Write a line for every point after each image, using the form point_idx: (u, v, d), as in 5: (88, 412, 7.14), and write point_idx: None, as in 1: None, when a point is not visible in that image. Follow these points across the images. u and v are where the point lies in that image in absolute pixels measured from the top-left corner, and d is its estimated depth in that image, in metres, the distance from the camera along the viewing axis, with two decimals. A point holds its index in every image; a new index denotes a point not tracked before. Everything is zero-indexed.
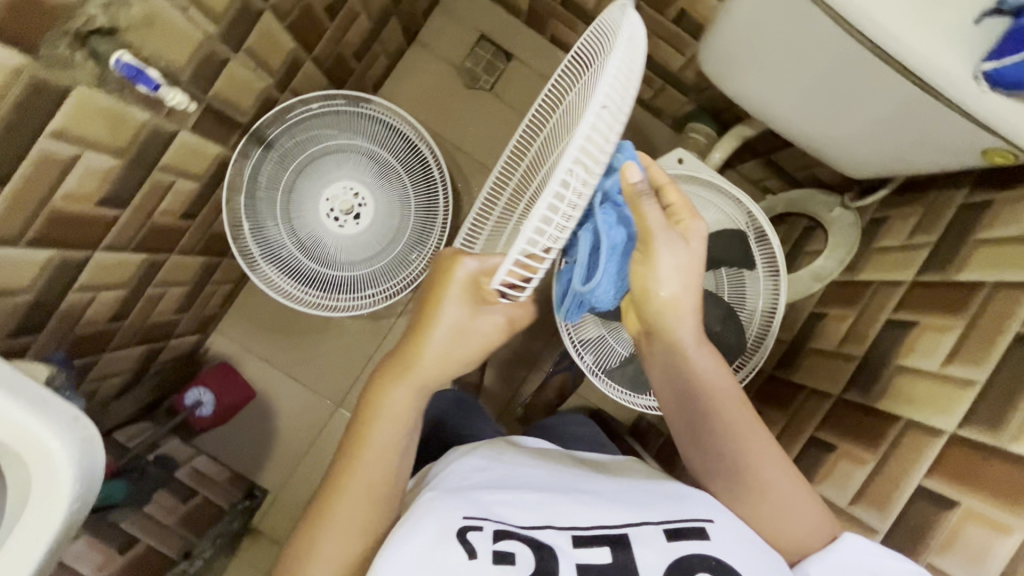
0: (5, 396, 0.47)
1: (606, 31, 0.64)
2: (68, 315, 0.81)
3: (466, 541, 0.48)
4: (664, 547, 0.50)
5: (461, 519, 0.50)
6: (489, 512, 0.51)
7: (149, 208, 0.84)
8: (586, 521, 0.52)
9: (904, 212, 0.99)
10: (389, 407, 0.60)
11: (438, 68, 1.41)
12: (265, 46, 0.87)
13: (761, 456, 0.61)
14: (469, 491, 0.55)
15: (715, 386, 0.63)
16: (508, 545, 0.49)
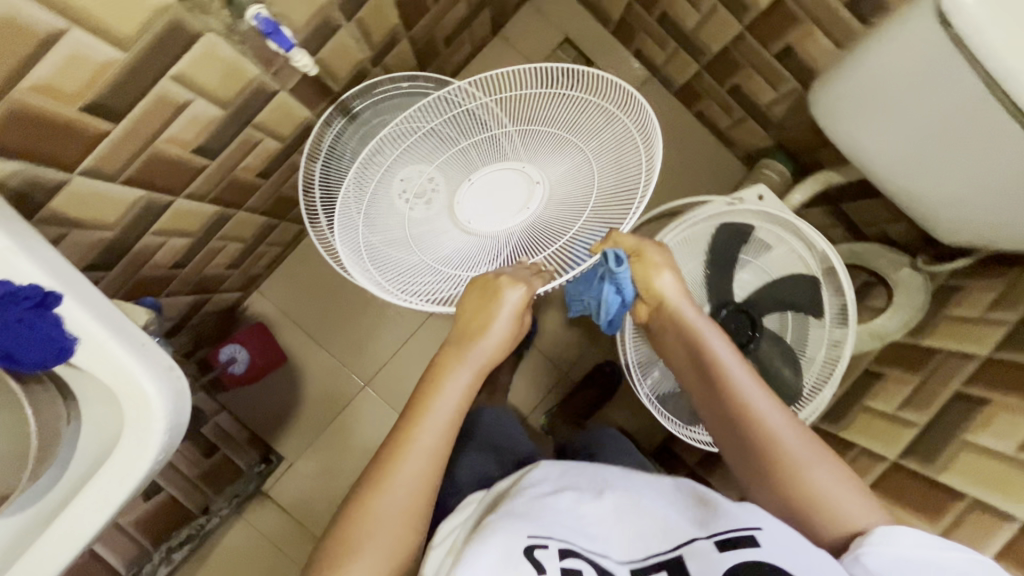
0: (111, 338, 0.47)
1: (610, 93, 0.75)
2: (139, 256, 0.81)
3: (535, 560, 0.48)
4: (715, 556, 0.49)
5: (525, 537, 0.50)
6: (553, 529, 0.51)
7: (233, 162, 0.83)
8: (643, 550, 0.52)
9: (981, 284, 0.97)
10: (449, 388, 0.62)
11: (517, 65, 1.39)
12: (372, 19, 0.86)
13: (798, 439, 0.60)
14: (530, 507, 0.54)
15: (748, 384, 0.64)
16: (575, 562, 0.48)
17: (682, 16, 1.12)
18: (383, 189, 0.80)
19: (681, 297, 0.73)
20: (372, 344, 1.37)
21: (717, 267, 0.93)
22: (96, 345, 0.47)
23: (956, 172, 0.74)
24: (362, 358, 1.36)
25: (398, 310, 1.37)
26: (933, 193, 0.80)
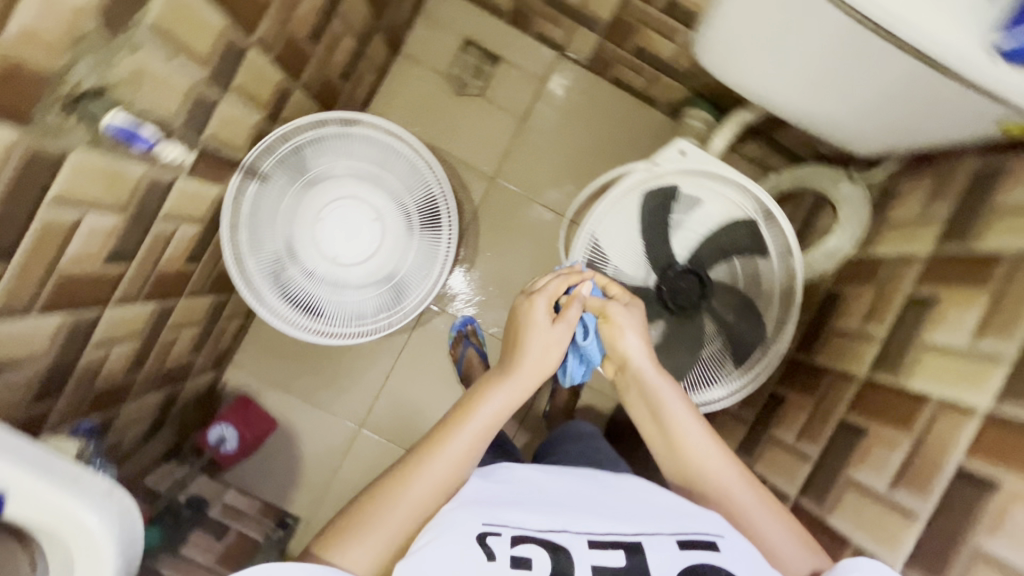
0: (37, 478, 0.47)
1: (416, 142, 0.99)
2: (86, 373, 0.82)
3: (486, 545, 0.57)
4: (676, 554, 0.59)
5: (480, 525, 0.59)
6: (505, 520, 0.60)
7: (155, 257, 0.83)
8: (602, 528, 0.61)
9: (914, 183, 0.97)
10: (487, 405, 0.73)
11: (427, 79, 1.39)
12: (254, 82, 0.85)
13: (735, 488, 0.72)
14: (486, 507, 0.62)
15: (698, 441, 0.76)
16: (524, 550, 0.58)
17: None
18: (262, 245, 0.96)
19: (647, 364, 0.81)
20: (357, 385, 1.38)
21: (654, 237, 0.94)
22: (19, 488, 0.47)
23: (843, 85, 0.79)
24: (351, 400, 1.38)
25: (373, 346, 1.38)
26: (841, 111, 0.84)
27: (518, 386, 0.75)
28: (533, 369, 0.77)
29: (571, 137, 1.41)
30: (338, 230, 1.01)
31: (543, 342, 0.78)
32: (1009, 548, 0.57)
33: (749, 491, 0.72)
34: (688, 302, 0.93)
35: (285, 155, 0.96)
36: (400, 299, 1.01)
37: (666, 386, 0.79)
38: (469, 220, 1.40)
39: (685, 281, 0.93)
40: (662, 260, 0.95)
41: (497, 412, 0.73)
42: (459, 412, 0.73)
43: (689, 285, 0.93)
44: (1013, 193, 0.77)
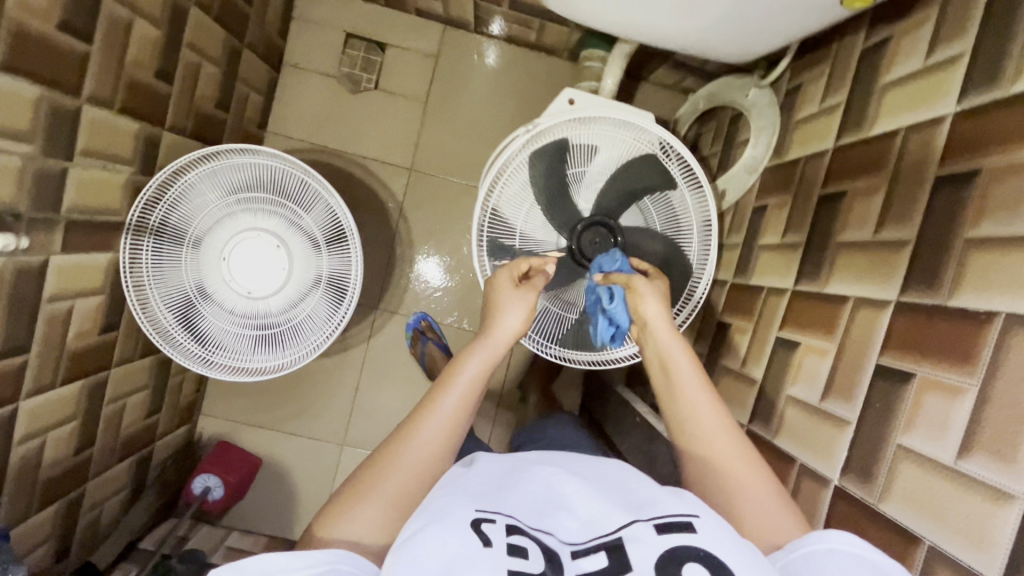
0: None
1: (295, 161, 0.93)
2: (23, 467, 0.83)
3: (480, 531, 0.45)
4: (654, 541, 0.46)
5: (473, 511, 0.47)
6: (501, 507, 0.48)
7: (57, 339, 0.83)
8: (588, 532, 0.48)
9: (813, 74, 0.92)
10: (464, 376, 0.65)
11: (318, 84, 1.34)
12: (104, 139, 0.82)
13: (733, 452, 0.60)
14: (483, 488, 0.50)
15: (700, 401, 0.64)
16: (519, 540, 0.45)
17: None
18: (174, 296, 0.95)
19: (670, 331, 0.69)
20: (329, 404, 1.38)
21: (554, 197, 0.91)
22: None
23: (686, 2, 0.69)
24: (327, 421, 1.38)
25: (335, 364, 1.37)
26: (692, 25, 0.74)
27: (496, 348, 0.69)
28: (507, 333, 0.71)
29: (478, 108, 1.36)
30: (248, 263, 0.98)
31: (521, 310, 0.75)
32: (927, 442, 0.54)
33: (751, 460, 0.60)
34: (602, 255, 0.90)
35: (169, 201, 0.92)
36: (325, 320, 0.99)
37: (682, 343, 0.68)
38: (398, 217, 1.37)
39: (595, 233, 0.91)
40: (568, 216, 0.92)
41: (481, 375, 0.66)
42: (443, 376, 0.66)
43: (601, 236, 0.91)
44: (900, 64, 0.72)
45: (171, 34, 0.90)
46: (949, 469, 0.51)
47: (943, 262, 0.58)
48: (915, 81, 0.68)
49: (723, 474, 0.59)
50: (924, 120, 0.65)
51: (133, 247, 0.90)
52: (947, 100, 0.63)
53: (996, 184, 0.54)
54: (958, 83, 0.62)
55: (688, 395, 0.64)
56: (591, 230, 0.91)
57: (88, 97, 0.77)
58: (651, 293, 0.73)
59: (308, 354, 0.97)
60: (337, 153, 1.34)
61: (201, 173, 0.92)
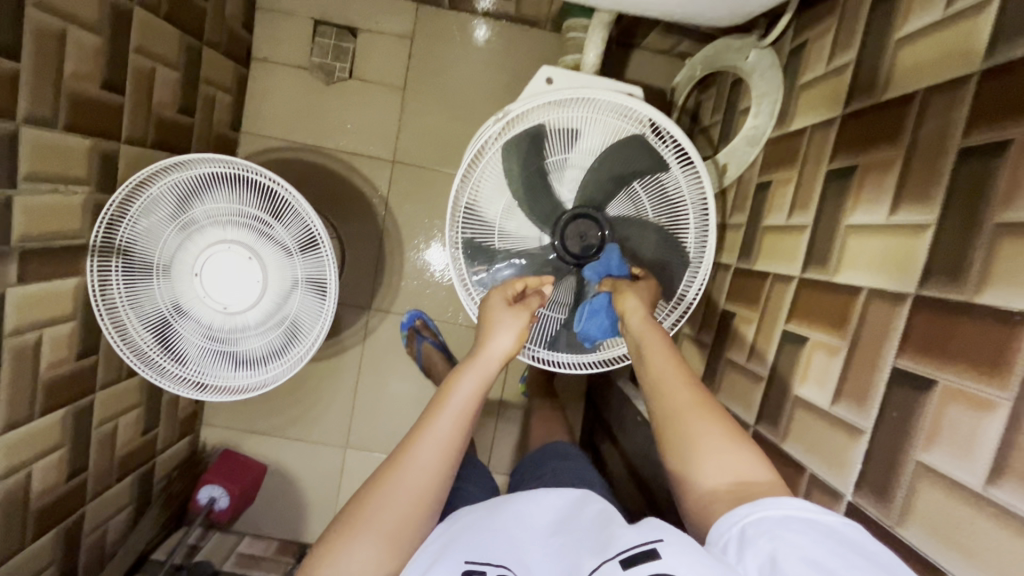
0: None
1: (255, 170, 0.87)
2: (10, 501, 0.82)
3: None
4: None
5: (463, 564, 0.47)
6: (494, 558, 0.47)
7: (28, 371, 0.81)
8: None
9: (819, 30, 0.81)
10: (457, 400, 0.57)
11: (290, 77, 1.27)
12: (50, 161, 0.78)
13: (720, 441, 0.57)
14: (481, 537, 0.49)
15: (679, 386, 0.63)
16: None
17: None
18: (148, 316, 0.91)
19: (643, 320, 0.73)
20: (329, 408, 1.36)
21: (533, 190, 0.84)
22: None
23: None
24: (329, 424, 1.36)
25: (331, 367, 1.34)
26: None
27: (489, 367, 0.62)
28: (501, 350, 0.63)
29: (460, 91, 1.28)
30: (220, 278, 0.93)
31: (516, 327, 0.65)
32: (950, 461, 0.47)
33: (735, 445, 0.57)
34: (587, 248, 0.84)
35: (132, 218, 0.88)
36: (306, 331, 0.95)
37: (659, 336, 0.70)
38: (384, 212, 1.31)
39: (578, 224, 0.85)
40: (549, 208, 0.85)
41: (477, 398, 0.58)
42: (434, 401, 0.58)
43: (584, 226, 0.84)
44: (916, 14, 0.62)
45: (113, 41, 0.84)
46: (976, 494, 0.44)
47: (969, 251, 0.50)
48: (934, 34, 0.59)
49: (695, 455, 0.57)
50: (945, 81, 0.56)
51: (99, 269, 0.87)
52: (972, 55, 0.53)
53: None
54: (986, 35, 0.52)
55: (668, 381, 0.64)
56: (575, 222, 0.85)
57: (23, 120, 0.72)
58: (632, 292, 0.76)
59: (292, 366, 0.95)
60: (315, 150, 1.28)
61: (163, 188, 0.88)
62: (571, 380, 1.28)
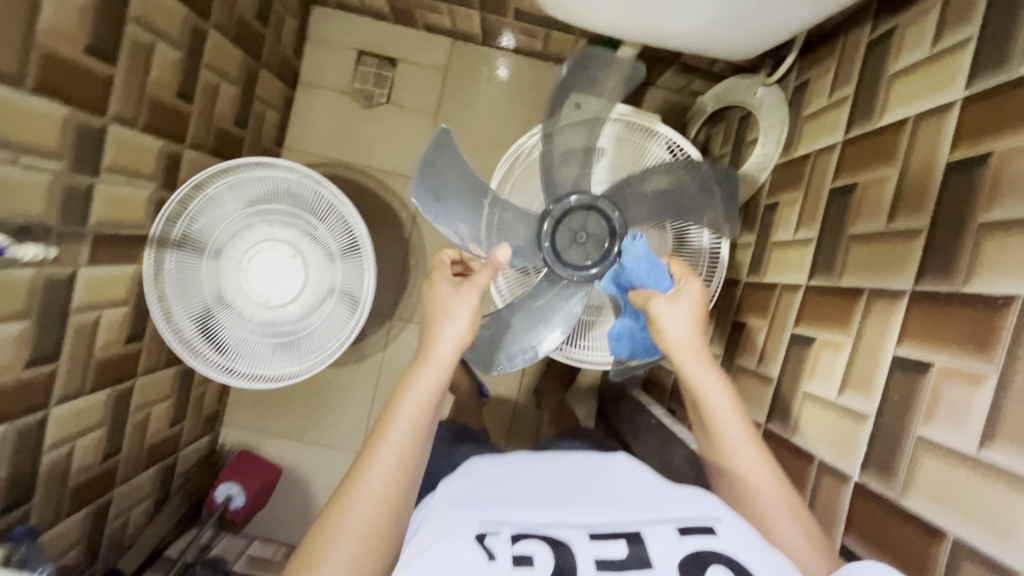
0: None
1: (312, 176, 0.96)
2: (52, 474, 0.85)
3: (485, 546, 0.43)
4: (676, 541, 0.45)
5: (477, 525, 0.45)
6: (502, 517, 0.46)
7: (84, 348, 0.86)
8: (600, 515, 0.47)
9: (820, 70, 0.91)
10: (399, 424, 0.58)
11: (331, 101, 1.37)
12: (128, 156, 0.86)
13: (756, 465, 0.59)
14: (484, 503, 0.48)
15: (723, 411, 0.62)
16: (526, 546, 0.44)
17: None
18: (194, 306, 0.97)
19: (675, 341, 0.67)
20: (347, 414, 1.39)
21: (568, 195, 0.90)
22: None
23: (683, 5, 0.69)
24: (345, 429, 1.39)
25: (351, 373, 1.39)
26: (692, 28, 0.74)
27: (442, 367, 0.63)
28: (450, 347, 0.64)
29: (487, 119, 1.39)
30: (265, 272, 1.00)
31: (466, 316, 0.67)
32: (948, 433, 0.52)
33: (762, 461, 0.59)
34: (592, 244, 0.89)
35: (186, 214, 0.95)
36: (343, 325, 1.02)
37: (693, 345, 0.66)
38: (411, 226, 1.38)
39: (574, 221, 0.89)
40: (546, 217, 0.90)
41: (431, 400, 0.60)
42: (386, 410, 0.60)
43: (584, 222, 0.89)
44: (907, 53, 0.71)
45: (190, 56, 0.94)
46: (971, 458, 0.50)
47: (960, 249, 0.56)
48: (922, 70, 0.68)
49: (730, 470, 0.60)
50: (934, 107, 0.64)
51: (154, 258, 0.93)
52: (955, 85, 0.62)
53: (1008, 167, 0.54)
54: (966, 68, 0.61)
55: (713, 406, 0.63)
56: (571, 221, 0.89)
57: (112, 117, 0.80)
58: (668, 310, 0.68)
59: (326, 357, 1.00)
60: (349, 167, 1.38)
61: (218, 189, 0.95)
62: (584, 393, 1.32)
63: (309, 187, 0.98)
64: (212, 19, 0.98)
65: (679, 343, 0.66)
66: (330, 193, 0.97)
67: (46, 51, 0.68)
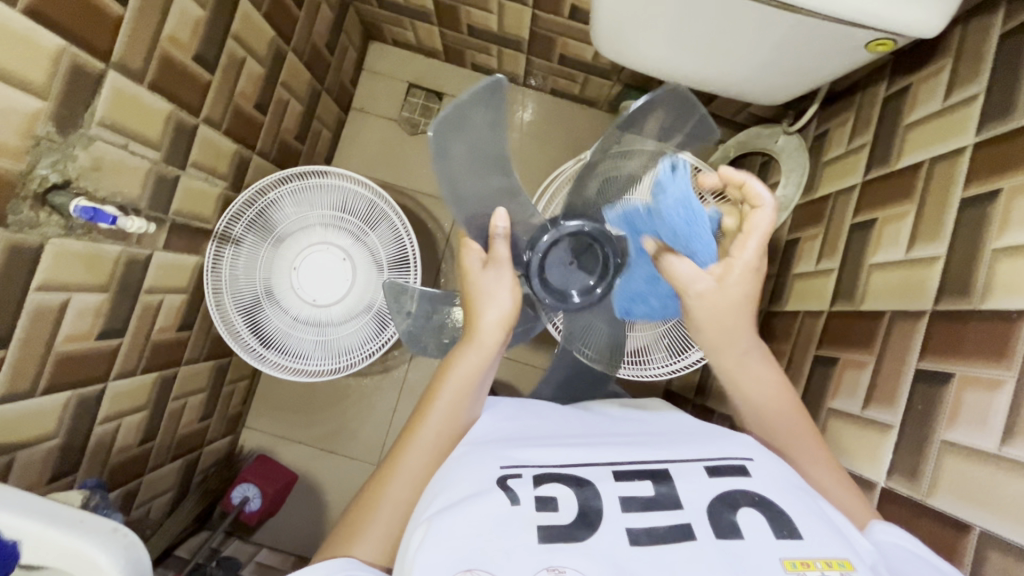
0: (49, 526, 0.52)
1: (371, 189, 1.03)
2: (99, 448, 0.88)
3: (507, 489, 0.49)
4: (706, 483, 0.51)
5: (499, 469, 0.52)
6: (522, 461, 0.53)
7: (146, 328, 0.91)
8: (624, 458, 0.53)
9: (839, 121, 1.00)
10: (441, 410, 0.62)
11: (380, 126, 1.48)
12: (209, 155, 0.94)
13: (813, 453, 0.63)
14: (503, 447, 0.55)
15: (772, 399, 0.65)
16: (549, 490, 0.50)
17: (483, 22, 1.22)
18: (244, 299, 1.02)
19: (705, 296, 0.62)
20: (367, 424, 1.41)
21: None
22: (36, 536, 0.52)
23: (730, 51, 0.79)
24: (364, 440, 1.41)
25: (375, 385, 1.42)
26: (734, 71, 0.83)
27: (487, 350, 0.66)
28: (492, 329, 0.67)
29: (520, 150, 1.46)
30: (314, 273, 1.06)
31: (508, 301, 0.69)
32: (970, 434, 0.57)
33: (815, 446, 0.64)
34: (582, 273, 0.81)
35: (247, 214, 1.01)
36: (382, 330, 1.07)
37: (720, 316, 0.62)
38: (444, 246, 1.44)
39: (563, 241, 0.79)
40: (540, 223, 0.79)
41: (473, 377, 0.64)
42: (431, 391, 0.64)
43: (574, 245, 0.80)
44: (921, 106, 0.80)
45: (270, 73, 1.04)
46: (994, 455, 0.55)
47: (975, 272, 0.63)
48: (936, 119, 0.76)
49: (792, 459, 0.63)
50: (947, 151, 0.72)
51: (214, 252, 0.99)
52: (966, 133, 0.70)
53: (1016, 200, 0.61)
54: (975, 118, 0.70)
55: (755, 394, 0.65)
56: (563, 246, 0.79)
57: (203, 118, 0.89)
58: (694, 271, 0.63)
59: (362, 359, 1.05)
60: (391, 188, 1.46)
61: (280, 194, 1.02)
62: None
63: (365, 199, 1.05)
64: (292, 44, 1.09)
65: (706, 294, 0.62)
66: (384, 205, 1.04)
67: (166, 55, 0.77)
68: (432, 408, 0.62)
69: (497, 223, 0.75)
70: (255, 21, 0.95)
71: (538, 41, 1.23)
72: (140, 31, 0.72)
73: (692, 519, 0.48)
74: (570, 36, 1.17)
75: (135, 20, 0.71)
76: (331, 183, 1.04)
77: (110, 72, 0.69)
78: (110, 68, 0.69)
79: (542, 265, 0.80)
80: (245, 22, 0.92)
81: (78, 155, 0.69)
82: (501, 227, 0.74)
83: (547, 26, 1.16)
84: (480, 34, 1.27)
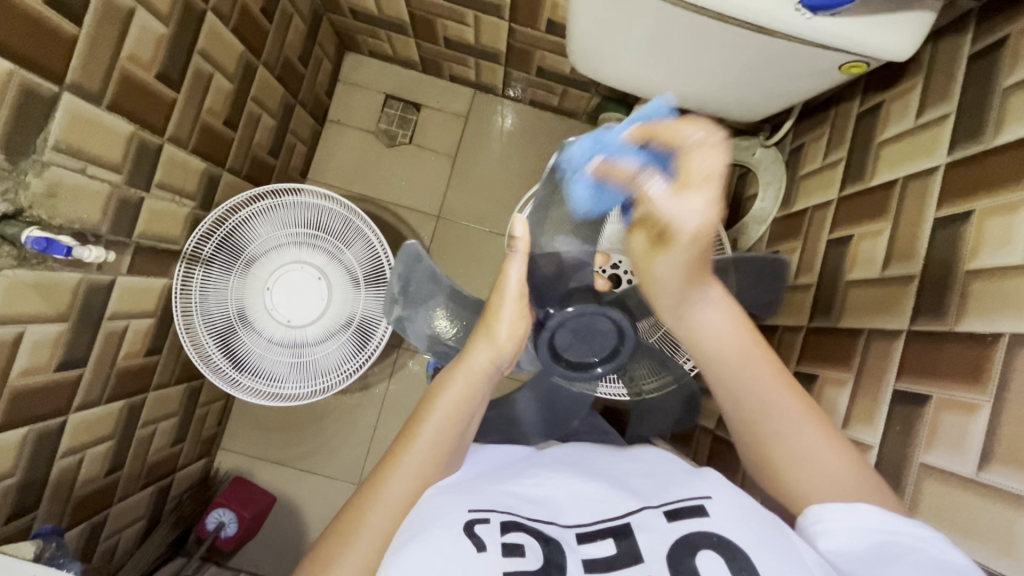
0: None
1: (350, 210, 1.00)
2: (61, 483, 0.84)
3: (474, 536, 0.48)
4: (665, 528, 0.50)
5: (466, 513, 0.50)
6: (495, 505, 0.52)
7: (110, 356, 0.87)
8: (592, 516, 0.53)
9: (814, 135, 1.01)
10: (426, 435, 0.57)
11: (357, 138, 1.45)
12: (176, 175, 0.91)
13: (781, 395, 0.57)
14: (475, 486, 0.55)
15: (731, 332, 0.61)
16: (516, 537, 0.49)
17: (459, 34, 1.21)
18: (213, 320, 0.99)
19: (695, 231, 0.59)
20: (348, 444, 1.38)
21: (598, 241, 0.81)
22: None
23: (706, 70, 0.78)
24: (344, 459, 1.38)
25: (354, 402, 1.39)
26: (710, 89, 0.83)
27: (475, 377, 0.62)
28: (484, 358, 0.64)
29: (502, 161, 1.45)
30: (288, 293, 1.03)
31: (514, 317, 0.66)
32: (949, 458, 0.59)
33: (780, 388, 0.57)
34: (590, 351, 0.73)
35: (217, 233, 0.97)
36: (358, 352, 1.05)
37: (696, 257, 0.60)
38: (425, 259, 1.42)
39: (584, 315, 0.69)
40: (581, 284, 0.71)
41: (462, 408, 0.60)
42: (421, 406, 0.60)
43: (598, 324, 0.70)
44: (893, 124, 0.81)
45: (239, 87, 1.01)
46: (972, 481, 0.56)
47: (948, 294, 0.63)
48: (909, 137, 0.77)
49: (754, 412, 0.57)
50: (918, 171, 0.73)
51: (183, 271, 0.95)
52: (937, 153, 0.71)
53: (989, 222, 0.61)
54: (946, 138, 0.70)
55: (711, 334, 0.61)
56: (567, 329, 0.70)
57: (168, 137, 0.86)
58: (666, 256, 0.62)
59: (340, 380, 1.03)
60: (369, 201, 1.43)
61: (256, 214, 1.00)
62: None
63: (342, 218, 1.03)
64: (262, 58, 1.06)
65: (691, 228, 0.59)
66: (363, 227, 1.02)
67: (126, 74, 0.74)
68: (412, 435, 0.58)
69: (514, 229, 0.66)
70: (223, 36, 0.92)
71: (515, 53, 1.22)
72: (97, 51, 0.69)
73: (653, 571, 0.47)
74: (548, 49, 1.16)
75: (93, 39, 0.68)
76: (309, 204, 1.02)
77: (65, 94, 0.66)
78: (64, 91, 0.66)
79: (556, 329, 0.70)
80: (211, 37, 0.89)
81: (32, 182, 0.66)
82: (518, 234, 0.66)
83: (524, 40, 1.15)
84: (457, 46, 1.25)
